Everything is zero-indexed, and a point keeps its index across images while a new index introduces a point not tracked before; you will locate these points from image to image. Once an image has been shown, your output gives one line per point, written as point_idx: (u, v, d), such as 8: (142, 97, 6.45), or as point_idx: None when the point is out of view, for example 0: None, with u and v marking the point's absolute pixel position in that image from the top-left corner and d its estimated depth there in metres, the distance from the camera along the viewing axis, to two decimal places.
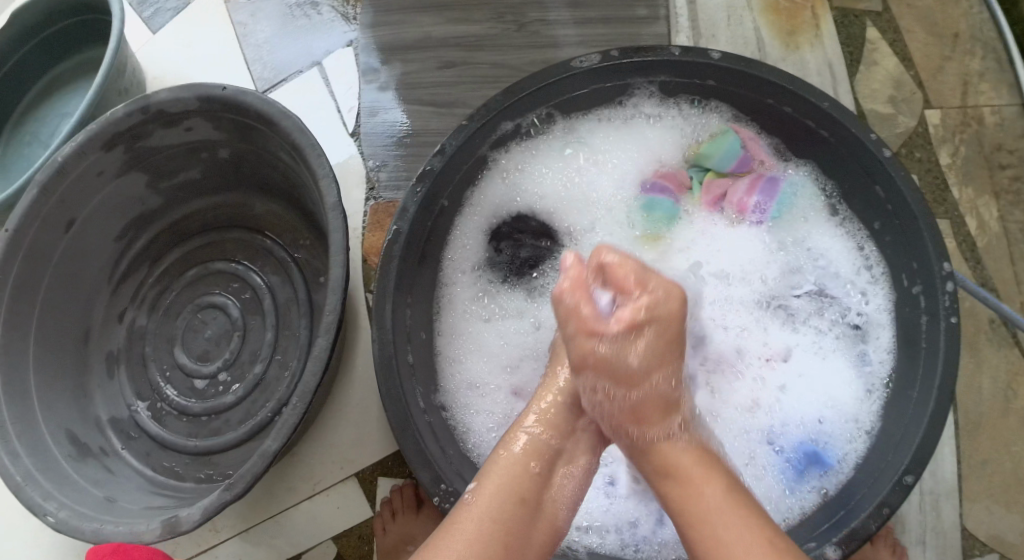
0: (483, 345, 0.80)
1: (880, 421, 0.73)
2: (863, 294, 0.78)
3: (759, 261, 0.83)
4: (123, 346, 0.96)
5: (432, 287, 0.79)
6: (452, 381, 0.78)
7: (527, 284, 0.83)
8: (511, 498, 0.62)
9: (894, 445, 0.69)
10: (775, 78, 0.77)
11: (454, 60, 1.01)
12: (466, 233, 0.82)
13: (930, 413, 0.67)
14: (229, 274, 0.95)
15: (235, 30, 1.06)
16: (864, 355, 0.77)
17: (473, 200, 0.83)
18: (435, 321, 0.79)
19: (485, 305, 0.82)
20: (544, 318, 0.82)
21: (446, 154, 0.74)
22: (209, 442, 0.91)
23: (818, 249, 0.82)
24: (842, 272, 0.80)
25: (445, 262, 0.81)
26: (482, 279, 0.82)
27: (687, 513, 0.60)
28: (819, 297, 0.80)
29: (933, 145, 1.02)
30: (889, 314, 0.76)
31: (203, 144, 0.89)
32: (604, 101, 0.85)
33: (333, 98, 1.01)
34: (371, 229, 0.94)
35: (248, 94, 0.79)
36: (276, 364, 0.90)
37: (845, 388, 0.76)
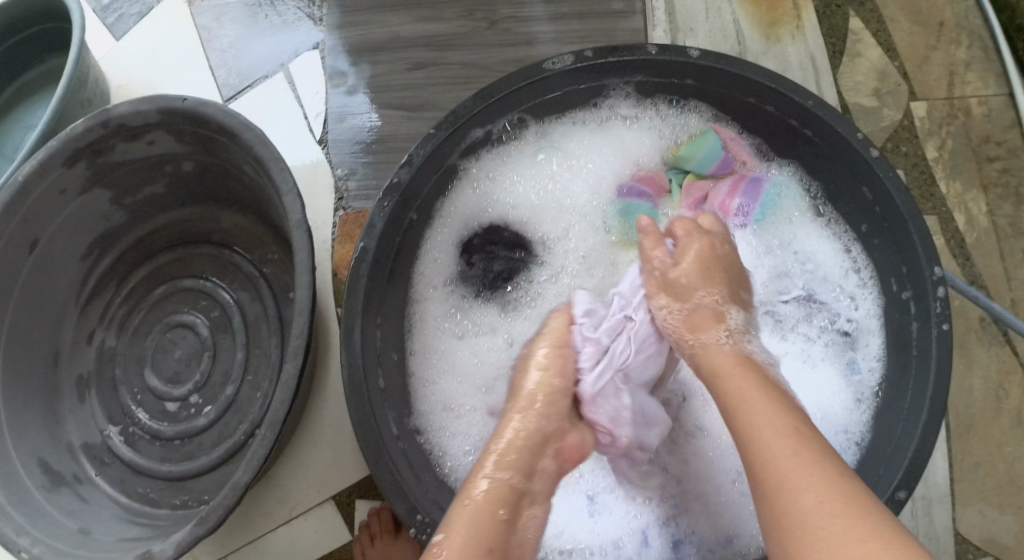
0: (458, 364, 0.78)
1: (870, 431, 0.71)
2: (852, 300, 0.77)
3: (745, 266, 0.81)
4: (93, 369, 0.93)
5: (403, 304, 0.77)
6: (427, 401, 0.75)
7: (502, 298, 0.81)
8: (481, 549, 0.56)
9: (884, 459, 0.67)
10: (756, 74, 0.73)
11: (423, 61, 0.98)
12: (436, 247, 0.79)
13: (921, 428, 0.65)
14: (197, 291, 0.92)
15: (200, 34, 1.02)
16: (853, 363, 0.75)
17: (443, 213, 0.79)
18: (407, 340, 0.77)
19: (459, 320, 0.80)
20: (517, 334, 0.79)
21: (413, 165, 0.71)
22: (181, 467, 0.88)
23: (805, 252, 0.80)
24: (830, 276, 0.78)
25: (416, 277, 0.78)
26: (456, 294, 0.80)
27: (748, 450, 0.55)
28: (808, 302, 0.78)
29: (919, 138, 0.99)
30: (878, 320, 0.74)
31: (167, 157, 0.86)
32: (580, 103, 0.81)
33: (299, 103, 0.98)
34: (341, 242, 0.91)
35: (209, 106, 0.75)
36: (247, 385, 0.87)
37: (834, 397, 0.74)
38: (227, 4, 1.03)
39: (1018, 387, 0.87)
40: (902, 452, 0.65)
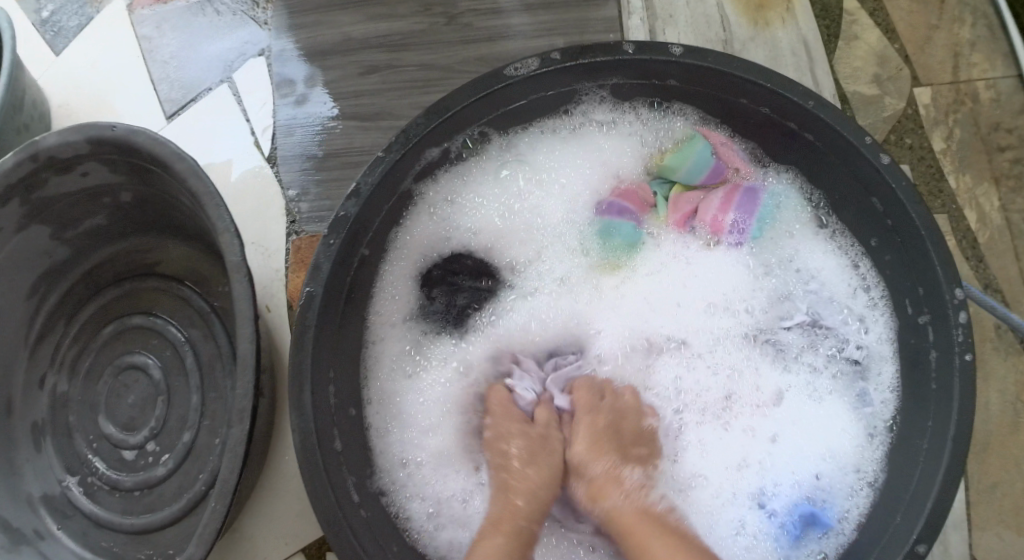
0: (409, 403, 0.71)
1: (884, 471, 0.67)
2: (862, 322, 0.70)
3: (743, 289, 0.74)
4: (47, 414, 0.86)
5: (358, 348, 0.69)
6: (381, 450, 0.69)
7: (465, 330, 0.74)
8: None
9: (906, 505, 0.62)
10: (751, 73, 0.66)
11: (378, 64, 0.90)
12: (393, 282, 0.72)
13: (943, 470, 0.59)
14: (148, 329, 0.85)
15: (140, 44, 0.94)
16: (864, 394, 0.69)
17: (398, 245, 0.72)
18: (364, 388, 0.70)
19: (417, 357, 0.72)
20: (474, 360, 0.74)
21: (361, 196, 0.63)
22: (144, 520, 0.81)
23: (808, 269, 0.73)
24: (836, 296, 0.72)
25: (373, 317, 0.71)
26: (417, 331, 0.73)
27: None
28: (812, 328, 0.72)
29: (924, 128, 0.92)
30: (891, 345, 0.69)
31: (103, 189, 0.78)
32: (548, 111, 0.74)
33: (245, 117, 0.90)
34: (294, 270, 0.84)
35: (139, 134, 0.67)
36: (205, 431, 0.80)
37: (843, 434, 0.69)
38: (170, 10, 0.95)
39: None
40: (921, 503, 0.60)
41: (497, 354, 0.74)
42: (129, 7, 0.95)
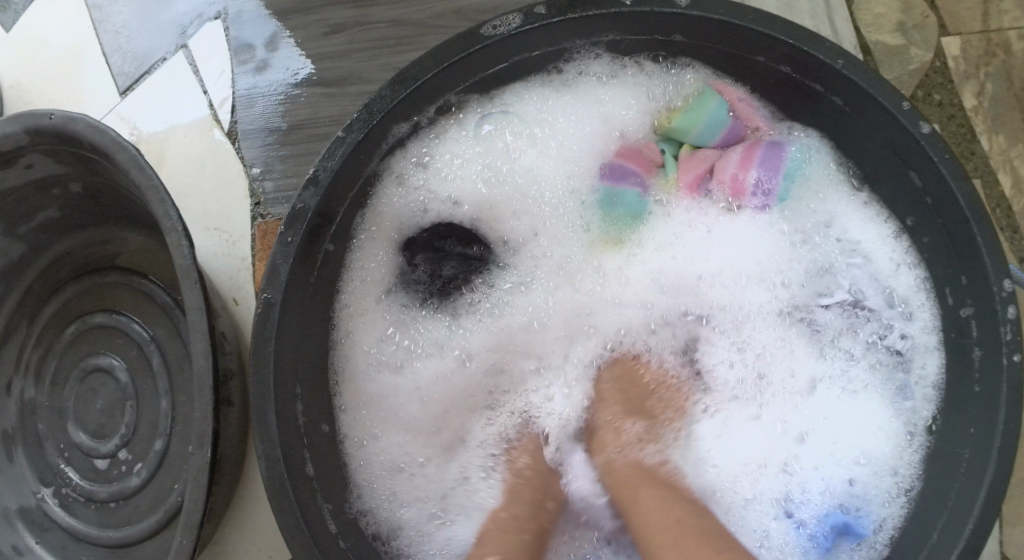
0: (398, 389, 0.67)
1: (921, 480, 0.60)
2: (903, 308, 0.63)
3: (779, 258, 0.68)
4: (16, 425, 0.79)
5: (325, 339, 0.64)
6: (363, 449, 0.65)
7: (452, 304, 0.68)
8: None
9: (942, 518, 0.56)
10: (773, 28, 0.58)
11: (344, 23, 0.80)
12: (370, 263, 0.66)
13: (986, 485, 0.54)
14: (110, 329, 0.78)
15: (89, 12, 0.85)
16: (904, 387, 0.63)
17: (366, 228, 0.65)
18: (334, 384, 0.65)
19: (399, 338, 0.67)
20: (473, 346, 0.68)
21: (319, 184, 0.57)
22: (121, 534, 0.75)
23: (849, 240, 0.66)
24: (877, 276, 0.65)
25: (339, 307, 0.65)
26: (398, 305, 0.67)
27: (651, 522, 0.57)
28: (853, 310, 0.66)
29: (954, 82, 0.84)
30: (936, 337, 0.62)
31: (50, 180, 0.71)
32: (537, 69, 0.66)
33: (203, 89, 0.81)
34: (259, 256, 0.78)
35: (78, 121, 0.60)
36: (178, 438, 0.74)
37: (880, 433, 0.63)
38: None
39: None
40: (963, 519, 0.54)
41: (496, 331, 0.69)
42: None
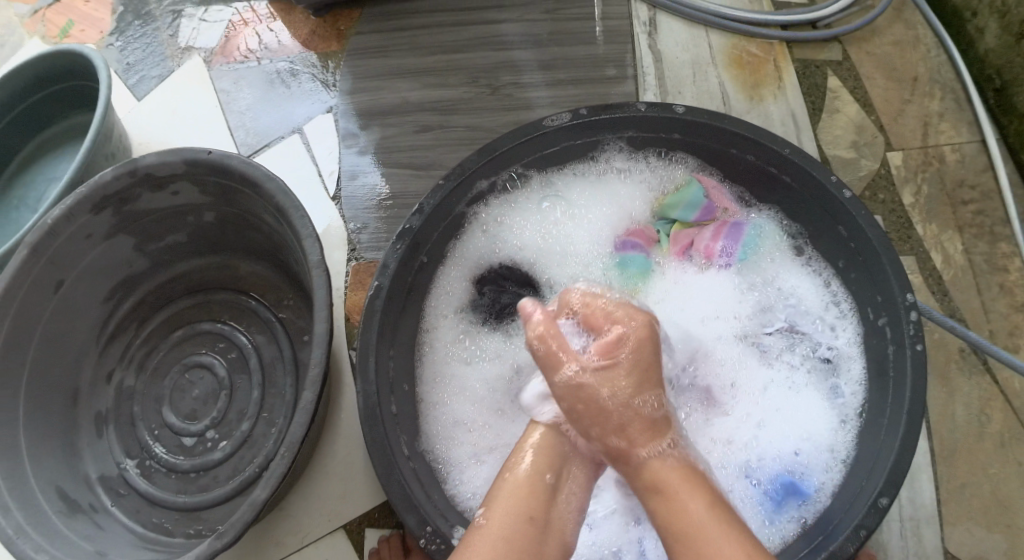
0: (467, 386, 0.83)
1: (854, 449, 0.77)
2: (833, 330, 0.82)
3: (732, 302, 0.87)
4: (112, 406, 0.98)
5: (415, 335, 0.82)
6: (439, 422, 0.80)
7: (505, 326, 0.86)
8: (522, 516, 0.64)
9: (867, 471, 0.73)
10: (739, 128, 0.81)
11: (429, 124, 1.06)
12: (447, 283, 0.85)
13: (901, 438, 0.71)
14: (215, 334, 1.00)
15: (219, 97, 1.11)
16: (836, 387, 0.81)
17: (455, 253, 0.86)
18: (418, 368, 0.82)
19: (467, 346, 0.84)
20: (522, 360, 0.84)
21: (424, 213, 0.79)
22: (196, 499, 0.92)
23: (787, 288, 0.86)
24: (812, 310, 0.84)
25: (429, 308, 0.84)
26: (465, 321, 0.85)
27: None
28: (790, 333, 0.84)
29: (896, 185, 1.03)
30: (859, 348, 0.80)
31: (189, 208, 0.94)
32: (579, 157, 0.88)
33: (315, 163, 1.05)
34: (353, 289, 0.97)
35: (234, 158, 0.85)
36: (262, 421, 0.93)
37: (819, 420, 0.80)
38: (246, 69, 1.13)
39: (999, 412, 0.92)
40: (884, 464, 0.71)
41: None
42: (208, 63, 1.13)
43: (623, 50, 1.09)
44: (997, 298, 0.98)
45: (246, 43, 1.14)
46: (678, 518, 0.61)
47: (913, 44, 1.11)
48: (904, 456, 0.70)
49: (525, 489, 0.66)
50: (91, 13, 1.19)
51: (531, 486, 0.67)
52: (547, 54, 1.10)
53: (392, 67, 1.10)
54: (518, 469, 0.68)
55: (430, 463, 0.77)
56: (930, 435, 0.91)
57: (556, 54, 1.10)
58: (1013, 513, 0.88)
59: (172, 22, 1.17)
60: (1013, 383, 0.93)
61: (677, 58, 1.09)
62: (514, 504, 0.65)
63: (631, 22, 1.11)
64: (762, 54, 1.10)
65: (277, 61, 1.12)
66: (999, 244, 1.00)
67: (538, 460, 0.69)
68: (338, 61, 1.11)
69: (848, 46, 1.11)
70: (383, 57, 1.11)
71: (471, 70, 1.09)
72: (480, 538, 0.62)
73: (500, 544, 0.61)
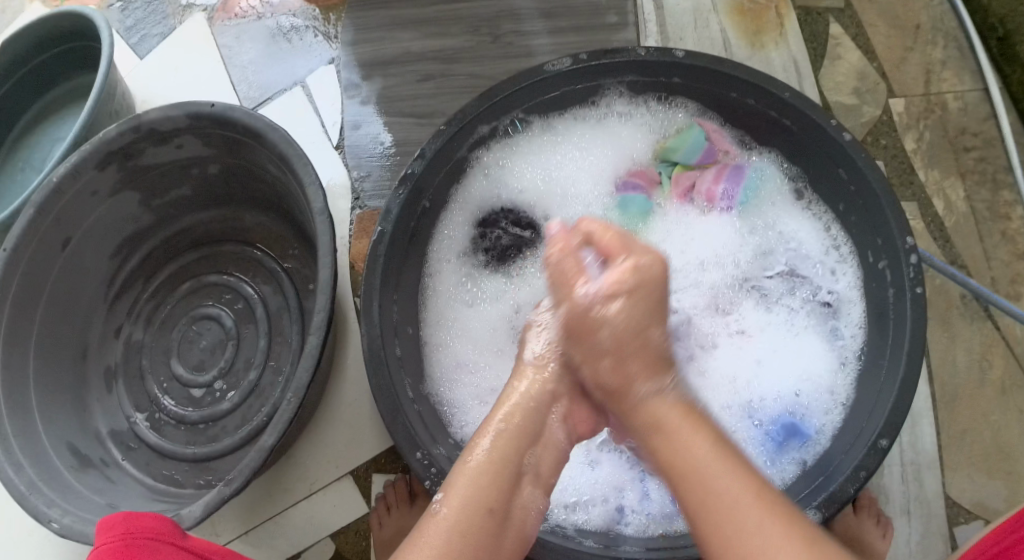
0: (470, 326, 0.85)
1: (853, 392, 0.79)
2: (833, 274, 0.84)
3: (731, 245, 0.88)
4: (121, 360, 1.00)
5: (418, 280, 0.84)
6: (443, 364, 0.82)
7: (507, 267, 0.88)
8: (481, 510, 0.63)
9: (867, 413, 0.74)
10: (738, 72, 0.80)
11: (432, 74, 1.06)
12: (451, 229, 0.87)
13: (901, 379, 0.72)
14: (221, 286, 1.02)
15: (220, 52, 1.11)
16: (835, 329, 0.82)
17: (457, 198, 0.87)
18: (422, 311, 0.84)
19: (469, 288, 0.86)
20: (522, 300, 0.86)
21: (426, 158, 0.79)
22: (206, 449, 0.94)
23: (787, 232, 0.87)
24: (812, 253, 0.85)
25: (432, 252, 0.85)
26: (468, 264, 0.87)
27: (705, 508, 0.59)
28: (791, 277, 0.85)
29: (898, 131, 1.03)
30: (859, 291, 0.81)
31: (193, 161, 0.95)
32: (579, 102, 0.88)
33: (317, 112, 1.05)
34: (358, 237, 0.98)
35: (237, 110, 0.85)
36: (270, 369, 0.95)
37: (818, 362, 0.82)
38: (246, 23, 1.12)
39: (1000, 358, 0.93)
40: (884, 405, 0.72)
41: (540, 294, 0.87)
42: (209, 19, 1.13)
43: None
44: (999, 246, 0.98)
45: None
46: (714, 494, 0.59)
47: None
48: (904, 396, 0.71)
49: (489, 476, 0.65)
50: None
51: (494, 476, 0.65)
52: (548, 2, 1.08)
53: (393, 18, 1.09)
54: (474, 458, 0.66)
55: (434, 406, 0.79)
56: (931, 379, 0.92)
57: (557, 2, 1.08)
58: (1012, 458, 0.89)
59: None
60: (1015, 329, 0.94)
61: (679, 5, 1.07)
62: (472, 492, 0.64)
63: None
64: (764, 1, 1.07)
65: (277, 15, 1.11)
66: (1002, 192, 1.00)
67: (510, 451, 0.66)
68: (338, 13, 1.10)
69: None
70: (386, 8, 1.09)
71: (472, 19, 1.08)
72: (435, 529, 0.62)
73: (453, 537, 0.61)
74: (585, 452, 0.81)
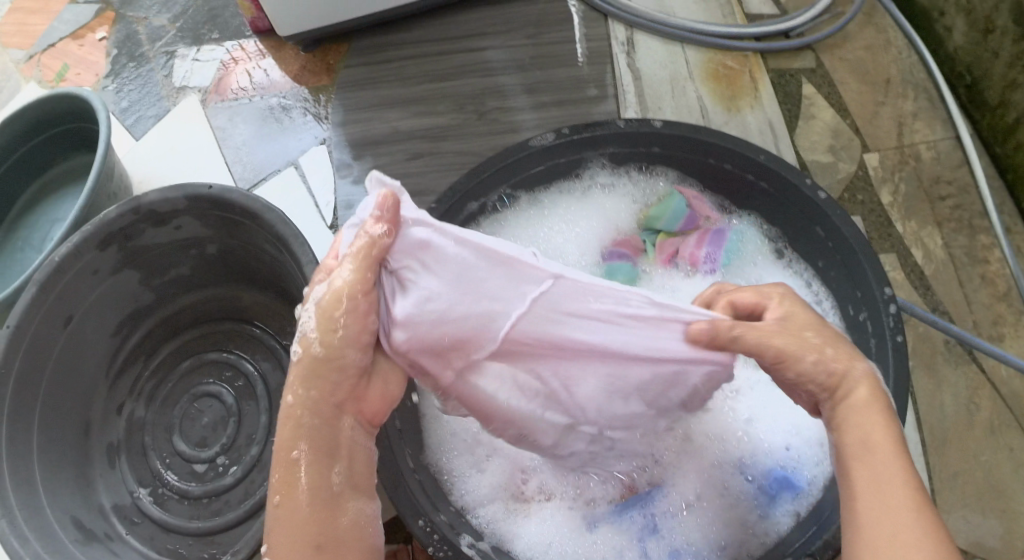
0: None
1: None
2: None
3: None
4: (123, 437, 1.01)
5: None
6: (439, 438, 0.84)
7: None
8: (305, 546, 0.60)
9: None
10: (714, 138, 0.85)
11: (422, 151, 1.10)
12: None
13: None
14: (221, 362, 1.04)
15: (215, 133, 1.15)
16: None
17: None
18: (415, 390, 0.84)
19: None
20: None
21: None
22: (209, 523, 0.95)
23: None
24: None
25: None
26: None
27: (861, 499, 0.58)
28: None
29: (874, 185, 1.06)
30: None
31: (193, 242, 0.98)
32: (563, 175, 0.91)
33: (310, 192, 1.09)
34: None
35: (234, 192, 0.89)
36: (271, 445, 0.97)
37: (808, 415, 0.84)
38: (239, 105, 1.16)
39: (987, 400, 0.95)
40: None
41: None
42: (204, 101, 1.17)
43: (602, 69, 1.13)
44: (979, 289, 1.01)
45: (238, 81, 1.18)
46: (871, 490, 0.58)
47: (884, 48, 1.14)
48: None
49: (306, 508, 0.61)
50: (84, 57, 1.23)
51: (309, 510, 0.61)
52: (531, 77, 1.13)
53: (383, 97, 1.14)
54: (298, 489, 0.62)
55: (434, 476, 0.81)
56: (920, 425, 0.94)
57: (540, 76, 1.13)
58: (1006, 497, 0.90)
59: (167, 63, 1.20)
60: (999, 370, 0.96)
61: (656, 75, 1.12)
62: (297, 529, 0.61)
63: (610, 43, 1.15)
64: (738, 66, 1.12)
65: (267, 97, 1.16)
66: (978, 236, 1.03)
67: (315, 477, 0.62)
68: (329, 94, 1.15)
69: (820, 54, 1.14)
70: (376, 87, 1.14)
71: (458, 96, 1.13)
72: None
73: None
74: (584, 512, 0.81)
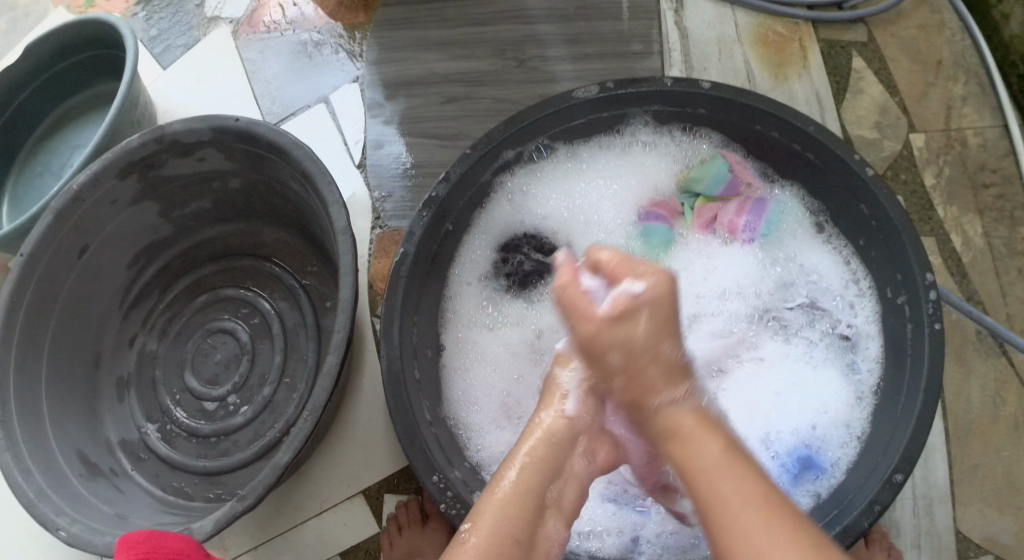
0: (487, 352, 0.86)
1: (869, 425, 0.78)
2: (852, 308, 0.83)
3: (753, 275, 0.88)
4: (134, 371, 1.00)
5: (439, 301, 0.85)
6: (459, 389, 0.83)
7: (528, 294, 0.88)
8: (505, 539, 0.63)
9: (882, 448, 0.74)
10: (763, 104, 0.81)
11: (456, 95, 1.07)
12: (473, 251, 0.87)
13: (917, 415, 0.72)
14: (237, 300, 1.02)
15: (245, 66, 1.12)
16: (853, 364, 0.82)
17: (480, 222, 0.88)
18: (440, 337, 0.84)
19: (489, 312, 0.87)
20: (543, 325, 0.87)
21: (450, 181, 0.80)
22: (217, 462, 0.94)
23: (808, 265, 0.87)
24: (832, 286, 0.85)
25: (453, 276, 0.86)
26: (489, 288, 0.88)
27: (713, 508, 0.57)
28: (811, 309, 0.85)
29: (918, 166, 1.03)
30: (877, 325, 0.81)
31: (216, 174, 0.96)
32: (604, 130, 0.88)
33: (340, 130, 1.06)
34: (377, 257, 0.98)
35: (261, 125, 0.86)
36: (284, 387, 0.96)
37: (836, 397, 0.81)
38: (271, 39, 1.13)
39: (1014, 395, 0.92)
40: (900, 442, 0.72)
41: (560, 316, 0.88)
42: (234, 33, 1.14)
43: (649, 25, 1.09)
44: (1016, 283, 0.98)
45: (272, 14, 1.14)
46: (720, 497, 0.57)
47: (938, 27, 1.10)
48: (920, 433, 0.71)
49: (511, 508, 0.64)
50: None
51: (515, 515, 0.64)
52: (573, 28, 1.09)
53: (419, 38, 1.10)
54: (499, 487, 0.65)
55: (451, 429, 0.79)
56: (945, 415, 0.92)
57: (581, 28, 1.09)
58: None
59: None
60: None
61: (704, 36, 1.08)
62: (497, 527, 0.63)
63: None
64: (788, 33, 1.08)
65: (301, 32, 1.13)
66: (1019, 228, 1.00)
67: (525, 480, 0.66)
68: (364, 32, 1.11)
69: (873, 28, 1.09)
70: (411, 29, 1.11)
71: (497, 42, 1.09)
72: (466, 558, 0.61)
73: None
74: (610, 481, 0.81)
